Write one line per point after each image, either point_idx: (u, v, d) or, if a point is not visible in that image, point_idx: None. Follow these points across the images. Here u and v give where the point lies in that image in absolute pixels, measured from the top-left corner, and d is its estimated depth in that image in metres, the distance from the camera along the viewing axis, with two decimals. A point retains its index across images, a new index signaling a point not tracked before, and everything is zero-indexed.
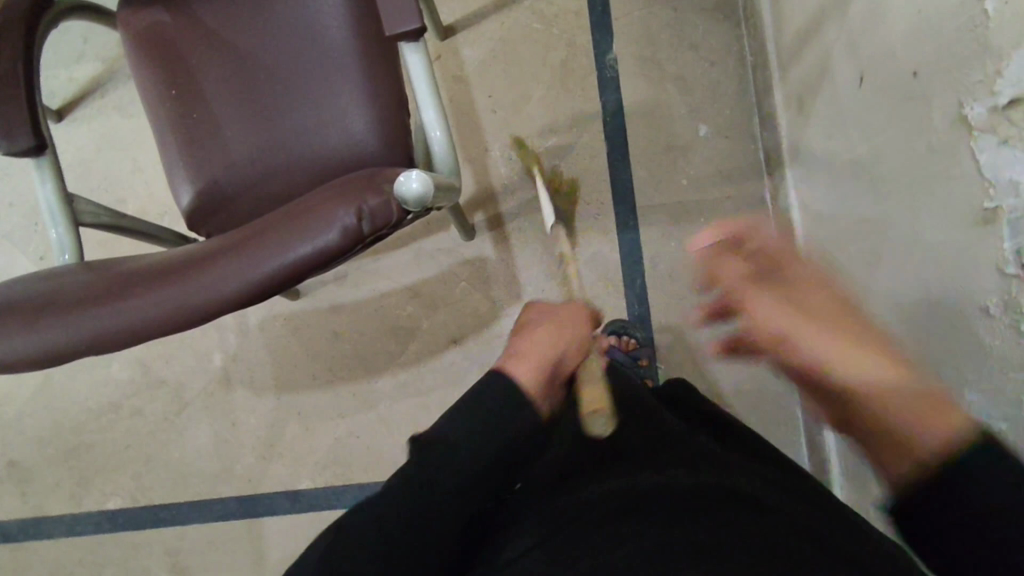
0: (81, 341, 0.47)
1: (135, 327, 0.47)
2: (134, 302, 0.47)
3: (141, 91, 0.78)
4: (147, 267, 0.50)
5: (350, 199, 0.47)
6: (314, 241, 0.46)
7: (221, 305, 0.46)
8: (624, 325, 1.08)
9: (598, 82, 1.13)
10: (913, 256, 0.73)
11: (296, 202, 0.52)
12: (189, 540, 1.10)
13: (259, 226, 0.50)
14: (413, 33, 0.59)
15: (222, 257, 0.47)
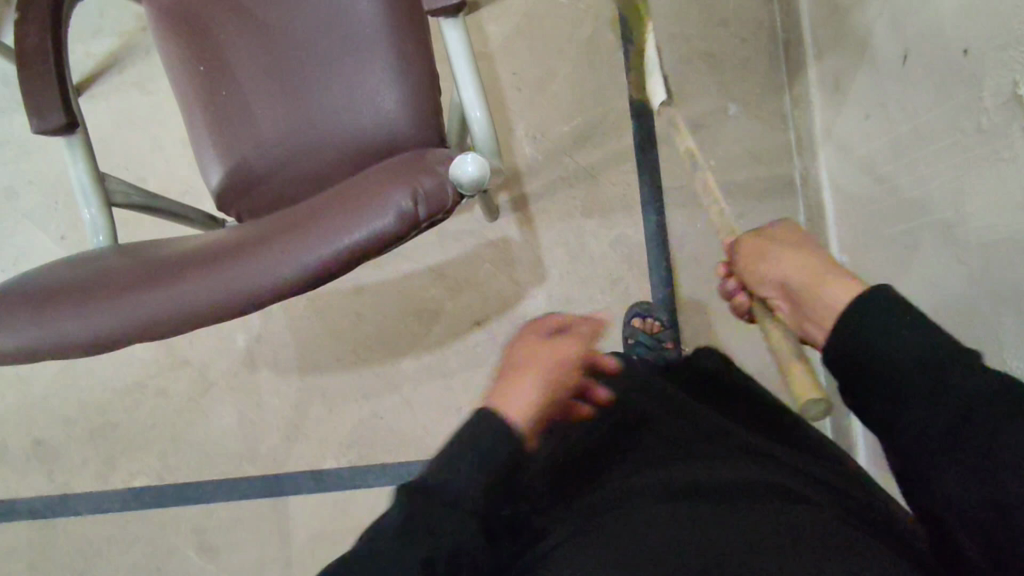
0: (127, 328, 0.46)
1: (185, 313, 0.46)
2: (184, 289, 0.46)
3: (168, 68, 0.76)
4: (195, 250, 0.50)
5: (403, 184, 0.46)
6: (368, 226, 0.45)
7: (273, 293, 0.46)
8: (649, 308, 1.04)
9: (625, 59, 1.10)
10: (958, 239, 0.71)
11: (345, 186, 0.51)
12: (214, 518, 1.11)
13: (309, 211, 0.49)
14: (452, 7, 0.57)
15: (274, 243, 0.46)
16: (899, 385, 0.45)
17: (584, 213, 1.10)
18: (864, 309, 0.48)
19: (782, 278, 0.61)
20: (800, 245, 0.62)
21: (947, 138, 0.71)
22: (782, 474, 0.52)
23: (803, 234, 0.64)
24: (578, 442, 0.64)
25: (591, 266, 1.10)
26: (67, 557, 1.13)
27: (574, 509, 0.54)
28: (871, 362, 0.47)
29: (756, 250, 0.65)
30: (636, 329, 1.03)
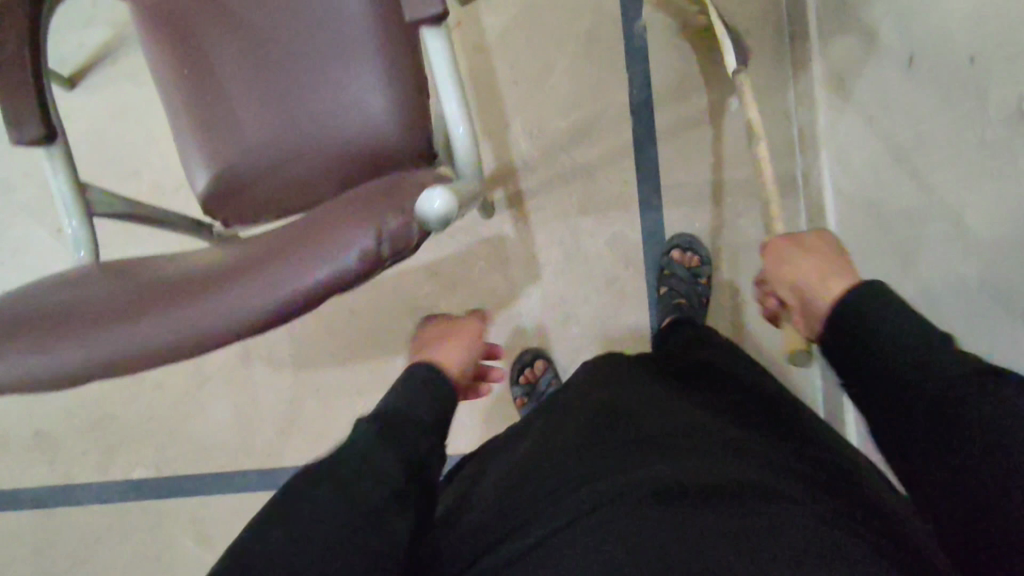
0: (90, 365, 0.46)
1: (146, 351, 0.46)
2: (144, 328, 0.46)
3: (152, 70, 0.75)
4: (162, 281, 0.49)
5: (370, 219, 0.45)
6: (332, 264, 0.44)
7: (234, 334, 0.45)
8: (692, 241, 1.07)
9: (625, 53, 1.08)
10: (955, 253, 0.70)
11: (313, 217, 0.50)
12: (212, 509, 1.13)
13: (278, 242, 0.48)
14: (436, 18, 0.56)
15: (235, 282, 0.46)
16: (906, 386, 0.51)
17: (579, 213, 1.09)
18: (877, 299, 0.55)
19: (795, 280, 0.66)
20: (818, 249, 0.67)
21: (949, 150, 0.69)
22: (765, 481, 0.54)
23: (822, 240, 0.68)
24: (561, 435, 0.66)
25: (587, 265, 1.09)
26: (70, 545, 1.15)
27: (566, 510, 0.56)
28: (890, 347, 0.53)
29: (778, 256, 0.70)
30: (674, 260, 1.06)
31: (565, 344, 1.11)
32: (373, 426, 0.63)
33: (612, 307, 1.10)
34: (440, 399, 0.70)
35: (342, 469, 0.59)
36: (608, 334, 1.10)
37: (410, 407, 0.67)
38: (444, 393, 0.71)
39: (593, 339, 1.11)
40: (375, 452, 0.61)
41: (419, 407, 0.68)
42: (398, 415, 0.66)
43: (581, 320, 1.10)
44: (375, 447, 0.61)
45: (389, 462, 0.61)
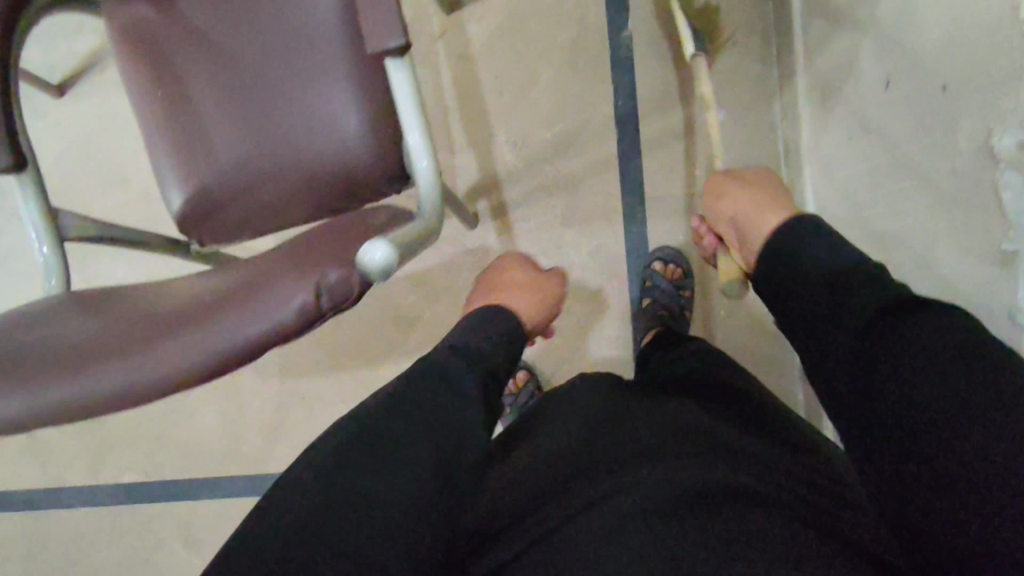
0: (34, 416, 0.47)
1: (89, 401, 0.47)
2: (86, 381, 0.47)
3: (127, 90, 0.75)
4: (113, 328, 0.50)
5: (309, 275, 0.45)
6: (273, 318, 0.45)
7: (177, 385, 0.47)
8: (674, 254, 1.07)
9: (610, 63, 1.07)
10: (927, 279, 0.70)
11: (260, 264, 0.51)
12: (200, 514, 1.15)
13: (226, 292, 0.49)
14: (398, 48, 0.55)
15: (176, 335, 0.47)
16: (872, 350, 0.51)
17: (563, 224, 1.09)
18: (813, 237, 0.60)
19: (734, 213, 0.72)
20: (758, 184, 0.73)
21: (921, 176, 0.68)
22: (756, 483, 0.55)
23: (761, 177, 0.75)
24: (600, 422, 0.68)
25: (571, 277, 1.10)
26: (63, 546, 1.18)
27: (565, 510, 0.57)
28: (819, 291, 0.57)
29: (721, 190, 0.76)
30: (655, 272, 1.06)
31: (549, 354, 1.12)
32: (459, 374, 0.67)
33: (596, 319, 1.10)
34: (506, 340, 0.74)
35: (426, 414, 0.63)
36: (592, 345, 1.11)
37: (484, 349, 0.71)
38: (515, 338, 0.76)
39: (576, 350, 1.11)
40: (454, 406, 0.65)
41: (486, 345, 0.71)
42: (479, 360, 0.69)
43: (564, 331, 1.11)
44: (449, 394, 0.65)
45: (467, 425, 0.64)
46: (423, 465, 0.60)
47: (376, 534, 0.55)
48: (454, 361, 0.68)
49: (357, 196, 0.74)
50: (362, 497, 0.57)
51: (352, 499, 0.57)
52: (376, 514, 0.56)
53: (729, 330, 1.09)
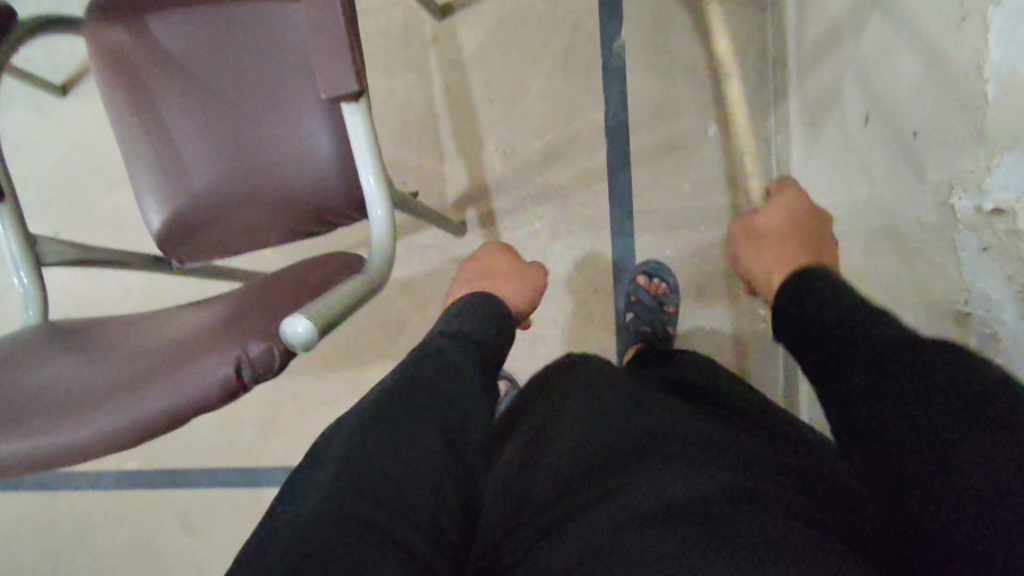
0: None
1: (27, 458, 0.49)
2: (21, 439, 0.49)
3: (108, 111, 0.77)
4: (52, 385, 0.52)
5: (230, 347, 0.47)
6: (196, 388, 0.47)
7: (105, 447, 0.49)
8: (660, 268, 1.07)
9: (603, 73, 1.05)
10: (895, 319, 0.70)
11: (194, 324, 0.53)
12: (198, 502, 1.20)
13: (158, 353, 0.51)
14: (352, 93, 0.55)
15: (110, 399, 0.49)
16: (879, 357, 0.47)
17: (551, 234, 1.09)
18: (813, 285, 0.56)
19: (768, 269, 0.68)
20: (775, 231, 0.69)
21: (891, 220, 0.67)
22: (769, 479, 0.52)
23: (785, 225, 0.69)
24: (596, 412, 0.65)
25: (557, 287, 1.10)
26: (71, 526, 1.24)
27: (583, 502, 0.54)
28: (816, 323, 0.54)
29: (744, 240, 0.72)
30: (640, 286, 1.06)
31: (532, 362, 1.13)
32: (460, 352, 0.59)
33: (581, 330, 1.11)
34: (504, 327, 0.66)
35: (428, 389, 0.55)
36: None
37: (480, 332, 0.63)
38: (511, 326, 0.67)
39: None
40: (457, 382, 0.56)
41: (484, 331, 0.63)
42: (476, 342, 0.61)
43: (549, 341, 1.12)
44: (450, 372, 0.57)
45: (472, 398, 0.56)
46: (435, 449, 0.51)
47: (398, 519, 0.47)
48: (451, 341, 0.60)
49: (327, 220, 0.75)
50: (378, 482, 0.49)
51: (367, 485, 0.49)
52: (388, 504, 0.48)
53: (714, 345, 1.09)
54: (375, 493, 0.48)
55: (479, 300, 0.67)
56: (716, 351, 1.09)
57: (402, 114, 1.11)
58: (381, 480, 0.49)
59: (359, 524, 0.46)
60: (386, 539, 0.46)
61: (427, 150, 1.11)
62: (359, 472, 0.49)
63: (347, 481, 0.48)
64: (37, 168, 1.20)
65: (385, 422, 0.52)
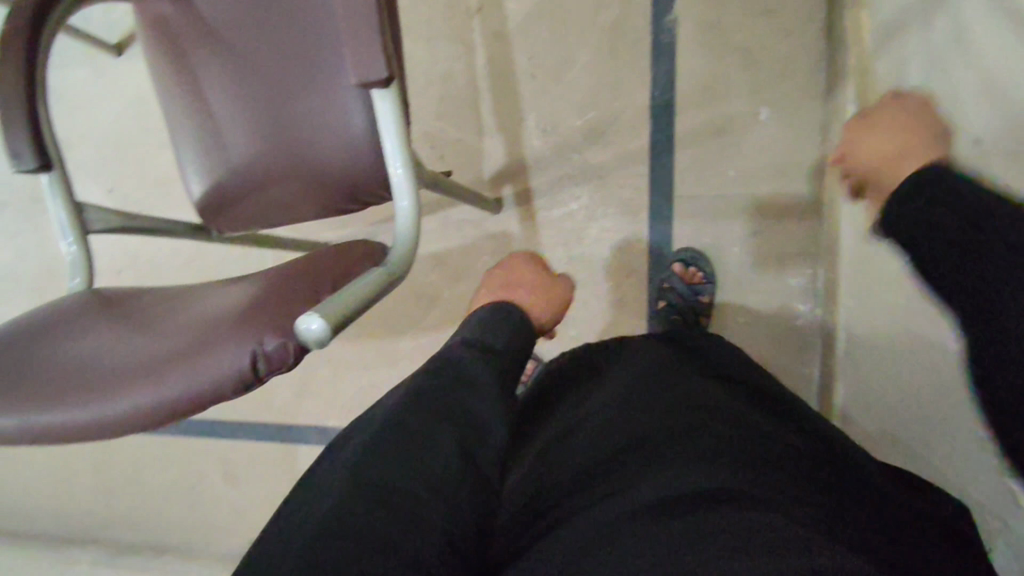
0: (12, 432, 0.52)
1: (58, 429, 0.51)
2: (51, 412, 0.51)
3: (154, 78, 0.78)
4: (86, 360, 0.54)
5: (249, 340, 0.48)
6: (217, 376, 0.48)
7: (127, 427, 0.50)
8: (696, 256, 1.04)
9: (651, 50, 1.01)
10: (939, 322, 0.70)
11: (218, 310, 0.54)
12: (236, 453, 1.27)
13: (183, 338, 0.52)
14: (382, 81, 0.55)
15: (135, 380, 0.51)
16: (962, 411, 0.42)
17: (587, 216, 1.07)
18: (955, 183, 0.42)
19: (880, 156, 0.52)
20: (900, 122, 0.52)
21: None
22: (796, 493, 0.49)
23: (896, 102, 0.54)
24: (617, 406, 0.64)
25: (590, 270, 1.09)
26: (120, 468, 1.32)
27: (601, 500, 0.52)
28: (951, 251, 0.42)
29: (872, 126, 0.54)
30: (674, 274, 1.04)
31: (560, 343, 1.12)
32: (477, 367, 0.57)
33: (612, 314, 1.10)
34: (522, 342, 0.63)
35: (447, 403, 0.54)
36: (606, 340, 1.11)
37: (499, 344, 0.61)
38: (527, 337, 0.65)
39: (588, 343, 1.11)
40: (477, 397, 0.55)
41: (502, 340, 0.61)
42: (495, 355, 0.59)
43: (578, 323, 1.11)
44: (470, 386, 0.55)
45: (488, 402, 0.55)
46: (448, 452, 0.51)
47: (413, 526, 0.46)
48: (470, 354, 0.58)
49: (358, 199, 0.76)
50: (392, 492, 0.48)
51: (379, 497, 0.48)
52: (398, 506, 0.47)
53: (749, 337, 1.06)
54: (389, 501, 0.47)
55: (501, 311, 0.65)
56: (750, 343, 1.06)
57: (443, 86, 1.09)
58: (394, 483, 0.48)
59: (371, 533, 0.45)
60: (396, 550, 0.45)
61: (467, 124, 1.09)
62: (373, 485, 0.48)
63: (356, 494, 0.48)
64: (92, 125, 1.24)
65: (395, 430, 0.52)
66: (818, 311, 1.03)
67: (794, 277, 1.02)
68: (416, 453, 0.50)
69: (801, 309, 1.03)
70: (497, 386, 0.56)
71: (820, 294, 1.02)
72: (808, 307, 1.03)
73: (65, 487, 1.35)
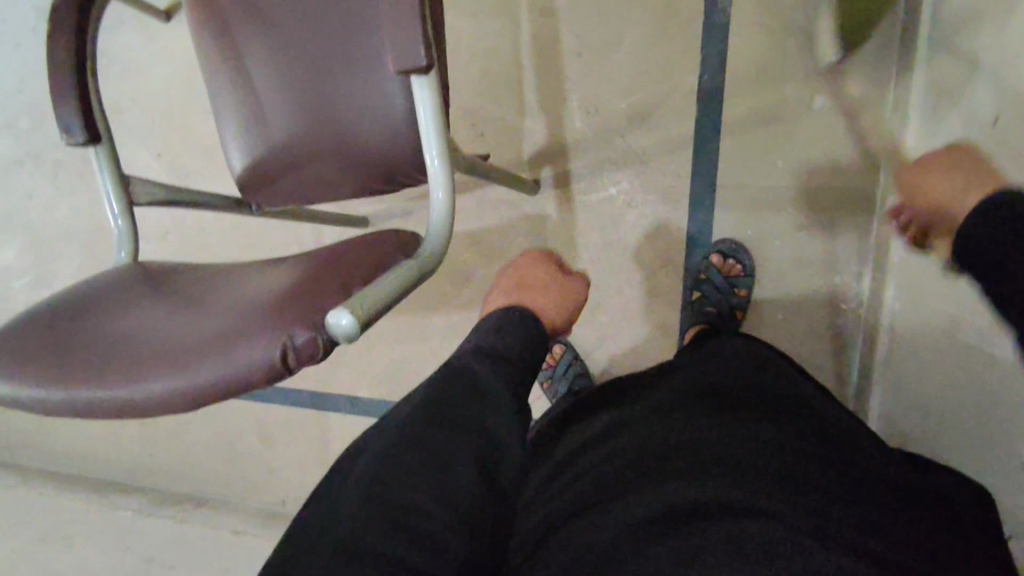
0: (55, 406, 0.54)
1: (97, 407, 0.53)
2: (92, 390, 0.53)
3: (198, 54, 0.78)
4: (125, 343, 0.56)
5: (279, 331, 0.49)
6: (248, 365, 0.50)
7: (163, 408, 0.52)
8: (735, 248, 1.01)
9: (704, 31, 0.97)
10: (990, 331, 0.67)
11: (250, 299, 0.55)
12: (272, 416, 1.31)
13: (215, 327, 0.54)
14: (419, 69, 0.53)
15: (171, 363, 0.52)
16: None
17: (626, 201, 1.05)
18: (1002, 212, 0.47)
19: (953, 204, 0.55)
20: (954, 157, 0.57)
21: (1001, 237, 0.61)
22: (823, 510, 0.48)
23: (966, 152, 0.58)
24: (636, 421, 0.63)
25: (626, 257, 1.07)
26: (162, 422, 1.38)
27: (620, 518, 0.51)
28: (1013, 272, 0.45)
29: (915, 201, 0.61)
30: (712, 266, 1.02)
31: (591, 329, 1.12)
32: (490, 377, 0.56)
33: (645, 302, 1.08)
34: (539, 351, 0.64)
35: (458, 416, 0.53)
36: (637, 328, 1.10)
37: (513, 351, 0.60)
38: (539, 346, 0.64)
39: (619, 330, 1.10)
40: (490, 410, 0.54)
41: (515, 346, 0.61)
42: (509, 362, 0.59)
43: (610, 310, 1.10)
44: (482, 397, 0.55)
45: (501, 417, 0.54)
46: (462, 463, 0.51)
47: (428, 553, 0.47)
48: (482, 360, 0.57)
49: (395, 180, 0.75)
50: (410, 517, 0.48)
51: (394, 513, 0.48)
52: (412, 525, 0.48)
53: (786, 334, 1.04)
54: (404, 527, 0.48)
55: (517, 314, 0.64)
56: (788, 340, 1.04)
57: (486, 62, 1.07)
58: (410, 495, 0.49)
59: (388, 565, 0.46)
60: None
61: (508, 102, 1.07)
62: (390, 500, 0.49)
63: (374, 509, 0.48)
64: (141, 90, 1.26)
65: (411, 440, 0.52)
66: (861, 312, 0.99)
67: (837, 275, 0.99)
68: (432, 465, 0.50)
69: (843, 308, 1.00)
70: (509, 402, 0.55)
71: (864, 295, 0.99)
72: (851, 307, 1.00)
73: (113, 436, 1.43)
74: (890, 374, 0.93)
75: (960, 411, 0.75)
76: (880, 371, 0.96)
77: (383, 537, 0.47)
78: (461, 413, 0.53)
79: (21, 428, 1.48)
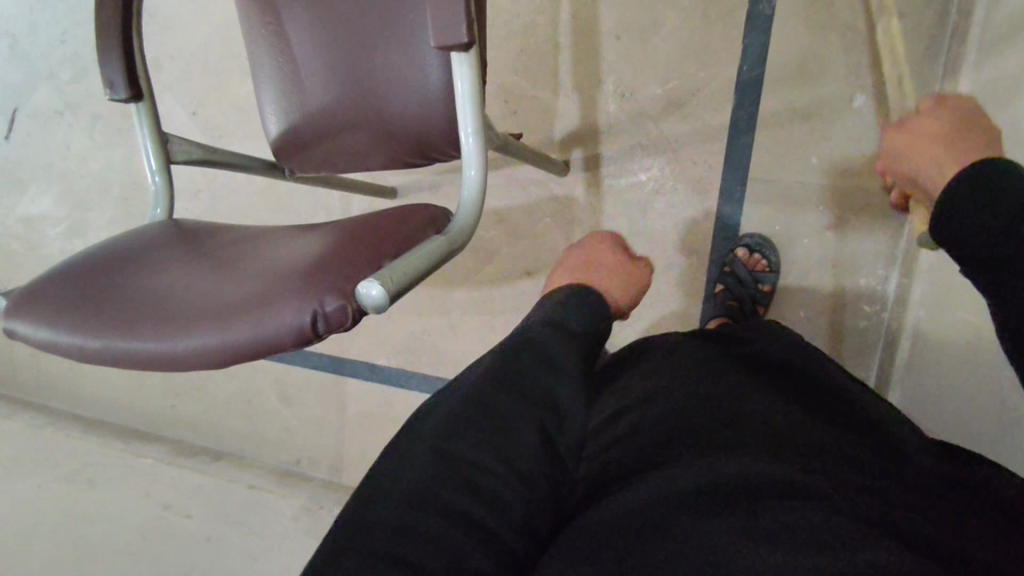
0: (96, 354, 0.56)
1: (137, 358, 0.55)
2: (132, 341, 0.55)
3: (241, 18, 0.79)
4: (170, 297, 0.58)
5: (310, 299, 0.51)
6: (278, 327, 0.51)
7: (200, 360, 0.53)
8: (762, 242, 1.00)
9: (747, 19, 0.95)
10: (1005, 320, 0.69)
11: (286, 264, 0.56)
12: (292, 376, 1.34)
13: (258, 286, 0.55)
14: (460, 46, 0.53)
15: (212, 318, 0.54)
16: None
17: (654, 188, 1.05)
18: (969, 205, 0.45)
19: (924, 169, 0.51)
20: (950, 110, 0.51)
21: None
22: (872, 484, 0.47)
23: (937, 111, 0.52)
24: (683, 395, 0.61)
25: (651, 243, 1.07)
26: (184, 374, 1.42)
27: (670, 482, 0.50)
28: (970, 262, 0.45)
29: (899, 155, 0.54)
30: (737, 259, 1.01)
31: None
32: (547, 346, 0.56)
33: (667, 290, 1.08)
34: (601, 324, 0.63)
35: (522, 384, 0.53)
36: (656, 315, 1.10)
37: (574, 325, 0.60)
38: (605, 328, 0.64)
39: (639, 316, 1.11)
40: (549, 379, 0.54)
41: (580, 322, 0.61)
42: (572, 336, 0.59)
43: None
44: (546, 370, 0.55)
45: (559, 393, 0.54)
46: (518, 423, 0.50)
47: (481, 510, 0.46)
48: (546, 332, 0.57)
49: (427, 154, 0.76)
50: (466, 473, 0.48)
51: (452, 470, 0.48)
52: (467, 481, 0.47)
53: (807, 331, 1.03)
54: (456, 481, 0.47)
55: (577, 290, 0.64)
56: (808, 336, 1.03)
57: (523, 40, 1.06)
58: (465, 449, 0.49)
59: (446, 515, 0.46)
60: (472, 522, 0.45)
61: (543, 81, 1.07)
62: (447, 456, 0.48)
63: (433, 464, 0.48)
64: (180, 48, 1.27)
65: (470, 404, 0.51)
66: (885, 315, 0.98)
67: (863, 276, 0.98)
68: (487, 424, 0.50)
69: (867, 310, 0.99)
70: (571, 374, 0.55)
71: (890, 298, 0.97)
72: (875, 310, 0.99)
73: (137, 385, 1.47)
74: (911, 376, 0.93)
75: (977, 422, 0.75)
76: (901, 369, 0.96)
77: (439, 484, 0.47)
78: (520, 381, 0.53)
79: (51, 372, 1.53)
